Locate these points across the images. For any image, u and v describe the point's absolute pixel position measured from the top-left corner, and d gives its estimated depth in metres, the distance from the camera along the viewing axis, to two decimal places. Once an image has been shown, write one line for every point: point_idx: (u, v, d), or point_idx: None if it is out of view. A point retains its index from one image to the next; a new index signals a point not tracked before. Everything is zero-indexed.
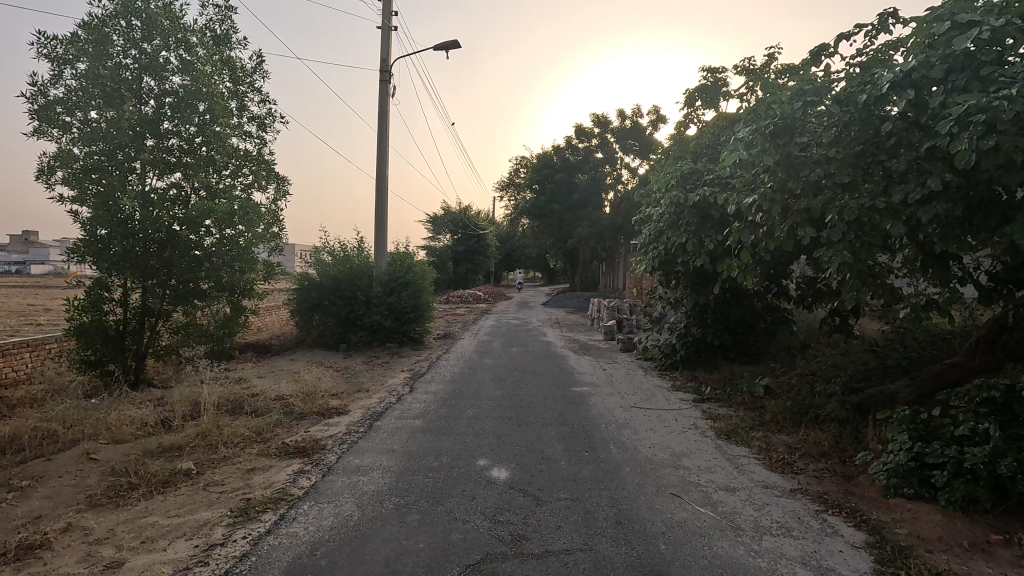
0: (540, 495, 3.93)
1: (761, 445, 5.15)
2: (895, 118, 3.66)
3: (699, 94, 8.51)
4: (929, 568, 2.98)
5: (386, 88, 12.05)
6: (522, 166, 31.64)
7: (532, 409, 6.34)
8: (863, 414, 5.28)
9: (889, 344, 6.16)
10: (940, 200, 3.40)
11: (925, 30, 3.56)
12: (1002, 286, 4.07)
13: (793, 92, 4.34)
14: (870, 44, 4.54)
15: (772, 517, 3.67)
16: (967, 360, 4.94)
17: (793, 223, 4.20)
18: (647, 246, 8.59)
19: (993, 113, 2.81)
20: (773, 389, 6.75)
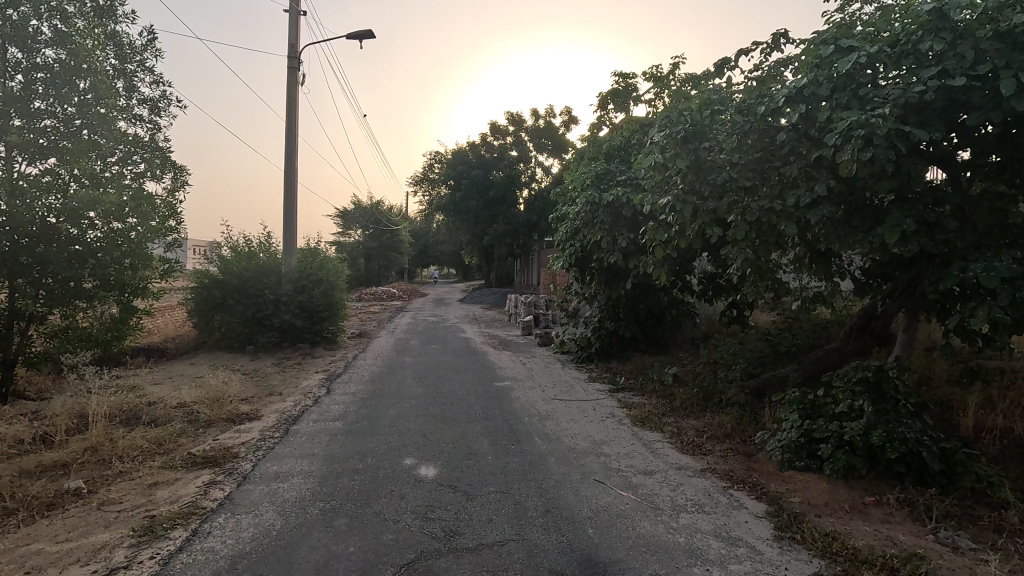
0: (469, 491, 3.95)
1: (672, 429, 5.51)
2: (788, 128, 4.03)
3: (611, 97, 8.90)
4: (819, 531, 3.36)
5: (294, 76, 11.44)
6: (436, 162, 31.35)
7: (455, 406, 6.33)
8: (759, 397, 5.80)
9: (779, 332, 6.80)
10: (825, 203, 3.81)
11: (813, 50, 3.92)
12: (872, 279, 4.63)
13: (699, 101, 4.66)
14: (765, 60, 4.96)
15: (686, 495, 3.96)
16: (844, 345, 5.57)
17: (701, 223, 4.53)
18: (564, 243, 8.86)
19: (870, 128, 3.16)
20: (681, 377, 7.23)
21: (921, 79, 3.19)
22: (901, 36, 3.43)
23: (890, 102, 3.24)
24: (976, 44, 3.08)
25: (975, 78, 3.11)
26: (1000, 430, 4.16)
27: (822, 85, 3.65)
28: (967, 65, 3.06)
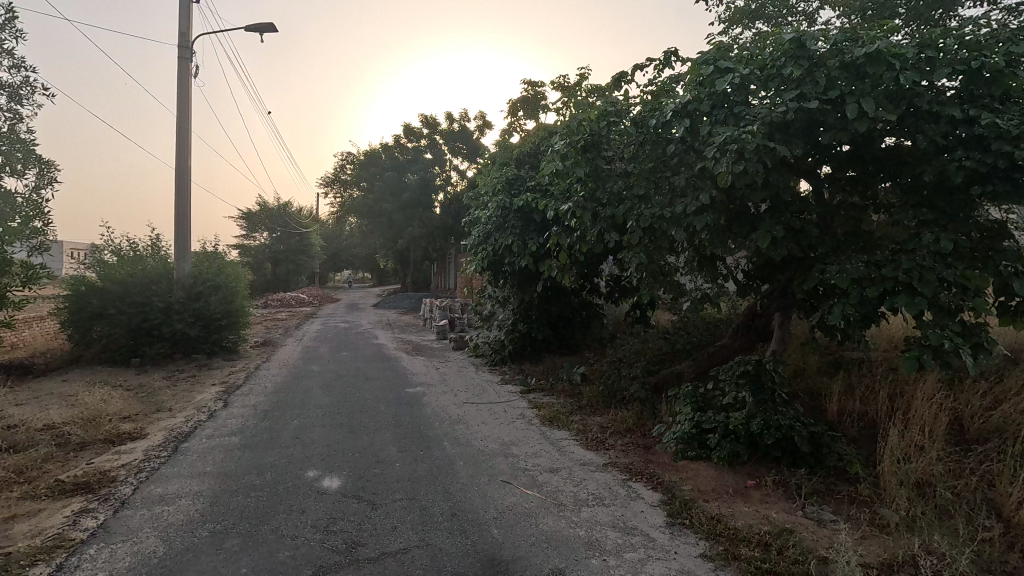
0: (374, 500, 3.87)
1: (578, 427, 5.71)
2: (676, 140, 4.32)
3: (521, 104, 9.08)
4: (706, 515, 3.63)
5: (186, 66, 10.65)
6: (348, 163, 30.39)
7: (364, 414, 6.17)
8: (658, 392, 6.16)
9: (676, 331, 7.25)
10: (708, 212, 4.13)
11: (696, 69, 4.22)
12: (753, 281, 5.06)
13: (598, 112, 4.89)
14: (658, 76, 5.28)
15: (588, 490, 4.12)
16: (732, 342, 6.04)
17: (601, 228, 4.74)
18: (476, 247, 8.92)
19: (741, 144, 3.46)
20: (589, 377, 7.50)
21: (784, 100, 3.54)
22: (768, 61, 3.80)
23: (759, 120, 3.58)
24: (827, 72, 3.48)
25: (827, 102, 3.50)
26: (858, 413, 4.69)
27: (703, 102, 3.95)
28: (820, 90, 3.44)
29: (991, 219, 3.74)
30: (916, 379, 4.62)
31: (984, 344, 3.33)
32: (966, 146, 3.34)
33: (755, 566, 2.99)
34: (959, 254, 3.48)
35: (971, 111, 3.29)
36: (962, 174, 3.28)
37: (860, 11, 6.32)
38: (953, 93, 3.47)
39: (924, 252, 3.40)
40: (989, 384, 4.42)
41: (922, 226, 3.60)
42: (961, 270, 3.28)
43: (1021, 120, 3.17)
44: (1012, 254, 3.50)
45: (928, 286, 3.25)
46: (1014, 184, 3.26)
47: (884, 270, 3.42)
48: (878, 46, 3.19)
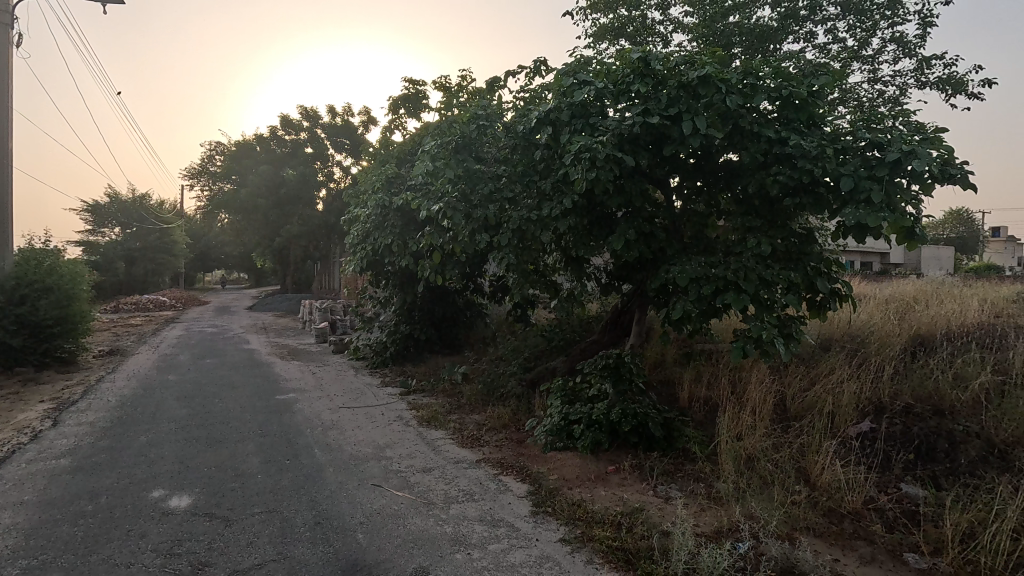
0: (229, 516, 3.62)
1: (455, 426, 5.77)
2: (542, 146, 4.52)
3: (402, 102, 8.96)
4: (567, 501, 3.84)
5: (6, 34, 9.18)
6: (217, 154, 27.94)
7: (226, 425, 5.74)
8: (533, 387, 6.40)
9: (552, 328, 7.58)
10: (571, 215, 4.36)
11: (559, 80, 4.44)
12: (615, 280, 5.44)
13: (470, 115, 4.98)
14: (529, 83, 5.48)
15: (459, 486, 4.19)
16: (600, 338, 6.43)
17: (473, 229, 4.83)
18: (355, 246, 8.65)
19: (593, 153, 3.71)
20: (469, 376, 7.58)
21: (631, 115, 3.85)
22: (621, 77, 4.11)
23: (610, 132, 3.86)
24: (668, 91, 3.83)
25: (669, 118, 3.87)
26: (704, 399, 5.21)
27: (564, 112, 4.16)
28: (662, 106, 3.79)
29: (802, 226, 4.35)
30: (751, 367, 5.24)
31: (795, 334, 3.86)
32: (780, 162, 3.85)
33: (606, 545, 3.22)
34: (777, 256, 4.01)
35: (782, 133, 3.80)
36: (776, 187, 3.78)
37: (705, 38, 7.05)
38: (771, 116, 3.99)
39: (749, 255, 3.87)
40: (806, 368, 5.12)
41: (748, 232, 4.09)
42: (775, 271, 3.78)
43: (819, 143, 3.71)
44: (817, 256, 4.10)
45: (751, 284, 3.71)
46: (816, 197, 3.82)
47: (716, 271, 3.85)
48: (707, 71, 3.59)
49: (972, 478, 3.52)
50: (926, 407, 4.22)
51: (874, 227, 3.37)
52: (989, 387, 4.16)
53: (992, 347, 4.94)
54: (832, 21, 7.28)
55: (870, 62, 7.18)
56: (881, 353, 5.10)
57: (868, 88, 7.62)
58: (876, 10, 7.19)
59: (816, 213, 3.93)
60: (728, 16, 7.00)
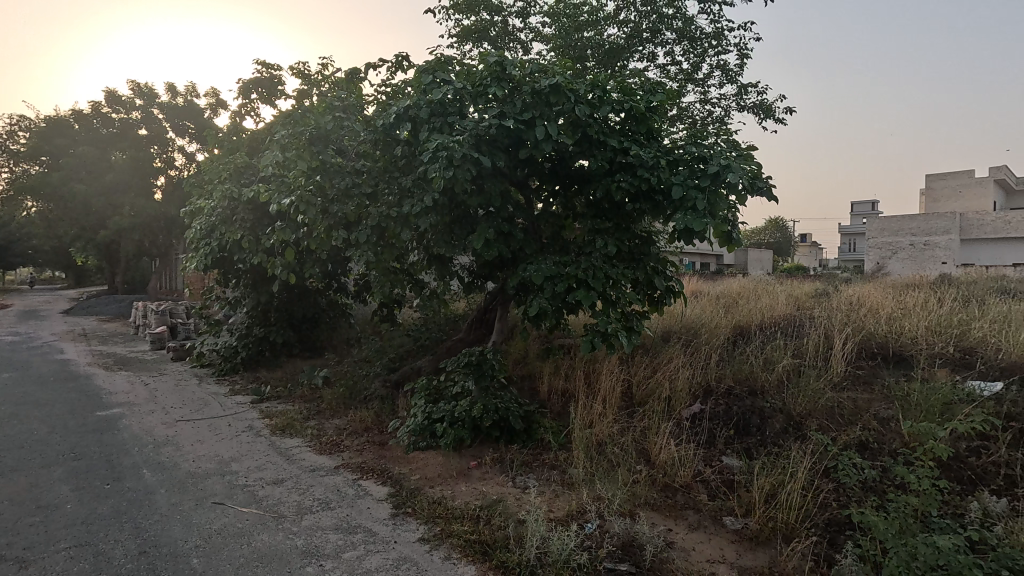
0: (25, 556, 3.07)
1: (313, 432, 5.47)
2: (402, 143, 4.44)
3: (254, 86, 8.24)
4: (428, 500, 3.82)
5: None
6: (20, 129, 23.46)
7: (27, 450, 4.86)
8: (398, 388, 6.29)
9: (419, 327, 7.50)
10: (431, 213, 4.33)
11: (418, 78, 4.39)
12: (478, 278, 5.50)
13: (325, 106, 4.74)
14: (391, 77, 5.36)
15: (313, 496, 3.97)
16: (466, 336, 6.50)
17: (330, 225, 4.61)
18: (198, 242, 7.79)
19: (450, 152, 3.72)
20: (331, 379, 7.23)
21: (487, 117, 3.93)
22: (478, 80, 4.18)
23: (468, 132, 3.90)
24: (522, 96, 3.98)
25: (524, 122, 4.01)
26: (561, 391, 5.51)
27: (423, 109, 4.12)
28: (517, 111, 3.92)
29: (644, 229, 4.76)
30: (603, 359, 5.63)
31: (636, 328, 4.20)
32: (623, 170, 4.18)
33: (464, 539, 3.26)
34: (622, 256, 4.35)
35: (625, 143, 4.12)
36: (619, 192, 4.09)
37: (561, 50, 7.46)
38: (615, 127, 4.32)
39: (597, 255, 4.15)
40: (650, 359, 5.63)
41: (597, 233, 4.39)
42: (619, 270, 4.09)
43: (655, 154, 4.09)
44: (655, 256, 4.51)
45: (599, 282, 3.96)
46: (653, 202, 4.20)
47: (568, 269, 4.06)
48: (558, 81, 3.77)
49: (775, 446, 4.05)
50: (743, 388, 4.84)
51: (698, 231, 3.78)
52: (789, 369, 4.90)
53: (792, 335, 5.83)
54: (669, 45, 8.09)
55: (700, 85, 8.10)
56: (710, 343, 5.78)
57: (699, 108, 8.59)
58: (704, 39, 8.13)
59: (654, 217, 4.32)
60: (582, 31, 7.47)
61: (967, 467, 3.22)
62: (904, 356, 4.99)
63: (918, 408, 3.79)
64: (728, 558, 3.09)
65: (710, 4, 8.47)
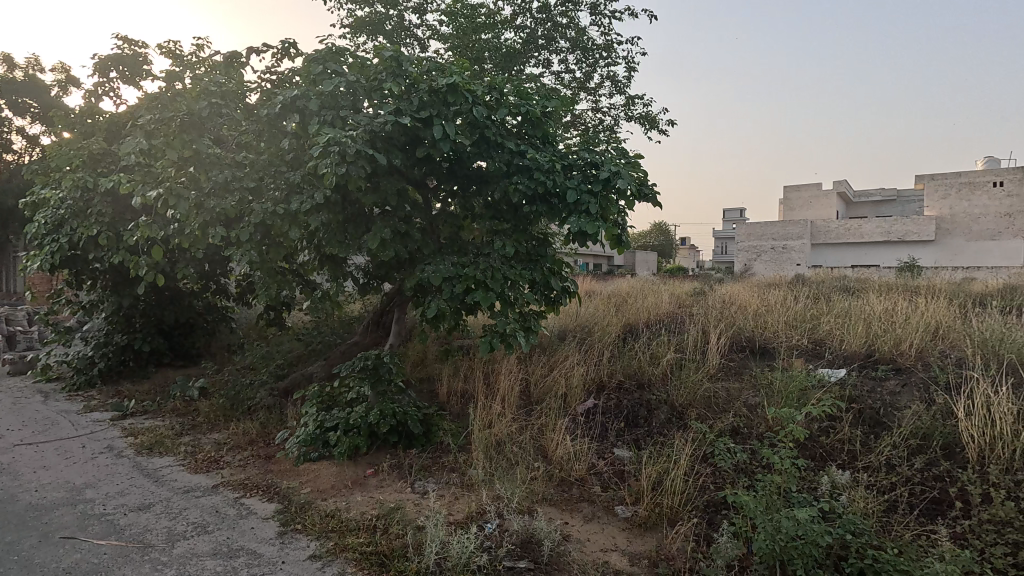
0: None
1: (187, 449, 4.97)
2: (290, 136, 4.16)
3: (114, 64, 7.32)
4: (320, 514, 3.62)
5: None
6: None
7: None
8: (286, 397, 5.90)
9: (310, 331, 7.09)
10: (322, 210, 4.10)
11: (307, 67, 4.13)
12: (373, 279, 5.29)
13: (200, 91, 4.31)
14: (276, 65, 5.00)
15: (187, 519, 3.60)
16: (361, 339, 6.25)
17: (206, 222, 4.20)
18: (41, 238, 6.76)
19: (343, 147, 3.54)
20: (209, 390, 6.61)
21: (382, 113, 3.80)
22: (373, 74, 4.02)
23: (361, 127, 3.74)
24: (419, 94, 3.89)
25: (421, 120, 3.93)
26: (461, 392, 5.47)
27: (312, 101, 3.88)
28: (414, 108, 3.82)
29: (540, 231, 4.87)
30: (502, 359, 5.69)
31: (534, 328, 4.28)
32: (520, 172, 4.24)
33: (359, 552, 3.12)
34: (519, 257, 4.41)
35: (521, 146, 4.18)
36: (517, 194, 4.14)
37: (458, 49, 7.43)
38: (512, 130, 4.37)
39: (495, 256, 4.17)
40: (547, 357, 5.78)
41: (495, 234, 4.41)
42: (517, 271, 4.15)
43: (551, 158, 4.19)
44: (551, 258, 4.63)
45: (497, 282, 3.98)
46: (549, 205, 4.30)
47: (467, 270, 4.03)
48: (456, 80, 3.74)
49: (660, 435, 4.32)
50: (632, 383, 5.12)
51: (591, 233, 3.92)
52: (672, 362, 5.28)
53: (675, 331, 6.27)
54: (563, 53, 8.37)
55: (592, 94, 8.47)
56: (602, 341, 6.05)
57: (591, 116, 8.98)
58: (596, 51, 8.52)
59: (550, 219, 4.43)
60: (479, 32, 7.49)
61: (817, 446, 3.66)
62: (768, 348, 5.56)
63: (779, 395, 4.23)
64: (620, 545, 3.24)
65: (600, 17, 8.89)
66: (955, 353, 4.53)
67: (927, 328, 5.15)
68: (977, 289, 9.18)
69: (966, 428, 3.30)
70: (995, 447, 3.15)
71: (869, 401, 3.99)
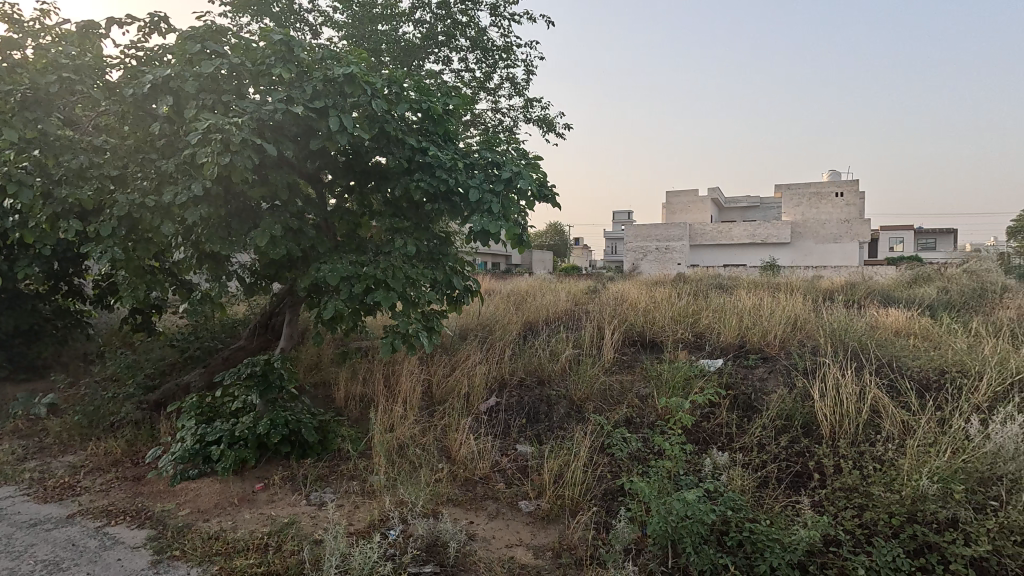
0: None
1: (33, 477, 4.30)
2: (161, 120, 3.74)
3: None
4: (202, 537, 3.30)
5: None
6: None
7: None
8: (159, 410, 5.32)
9: (186, 336, 6.44)
10: (202, 204, 3.72)
11: (182, 45, 3.73)
12: (260, 279, 4.87)
13: (45, 63, 3.73)
14: (143, 40, 4.46)
15: (35, 558, 3.12)
16: (247, 343, 5.78)
17: (56, 213, 3.66)
18: None
19: (226, 135, 3.24)
20: (60, 406, 5.78)
21: (272, 100, 3.53)
22: (260, 58, 3.73)
23: (248, 115, 3.45)
24: (313, 82, 3.68)
25: (315, 111, 3.72)
26: (359, 396, 5.27)
27: (189, 83, 3.51)
28: (307, 97, 3.60)
29: (442, 230, 4.82)
30: (402, 360, 5.55)
31: (436, 327, 4.22)
32: (421, 170, 4.16)
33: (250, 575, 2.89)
34: (420, 256, 4.33)
35: (423, 143, 4.10)
36: (418, 192, 4.04)
37: (354, 39, 7.16)
38: (412, 126, 4.27)
39: (396, 254, 4.05)
40: (448, 357, 5.74)
41: (395, 232, 4.28)
42: (419, 270, 4.07)
43: (453, 156, 4.14)
44: (453, 257, 4.60)
45: (398, 281, 3.86)
46: (451, 203, 4.26)
47: (366, 269, 3.87)
48: (354, 70, 3.58)
49: (560, 429, 4.46)
50: (532, 379, 5.24)
51: (494, 232, 3.94)
52: (570, 358, 5.47)
53: (572, 328, 6.51)
54: (463, 52, 8.36)
55: (492, 95, 8.55)
56: (503, 339, 6.13)
57: (491, 115, 9.06)
58: (495, 51, 8.61)
59: (452, 218, 4.39)
60: (376, 23, 7.27)
61: (701, 431, 3.98)
62: (656, 342, 5.96)
63: (667, 385, 4.55)
64: (524, 539, 3.30)
65: (500, 19, 8.99)
66: (810, 342, 5.14)
67: (788, 320, 5.79)
68: (825, 286, 10.49)
69: (821, 408, 3.76)
70: (843, 423, 3.62)
71: (743, 387, 4.41)
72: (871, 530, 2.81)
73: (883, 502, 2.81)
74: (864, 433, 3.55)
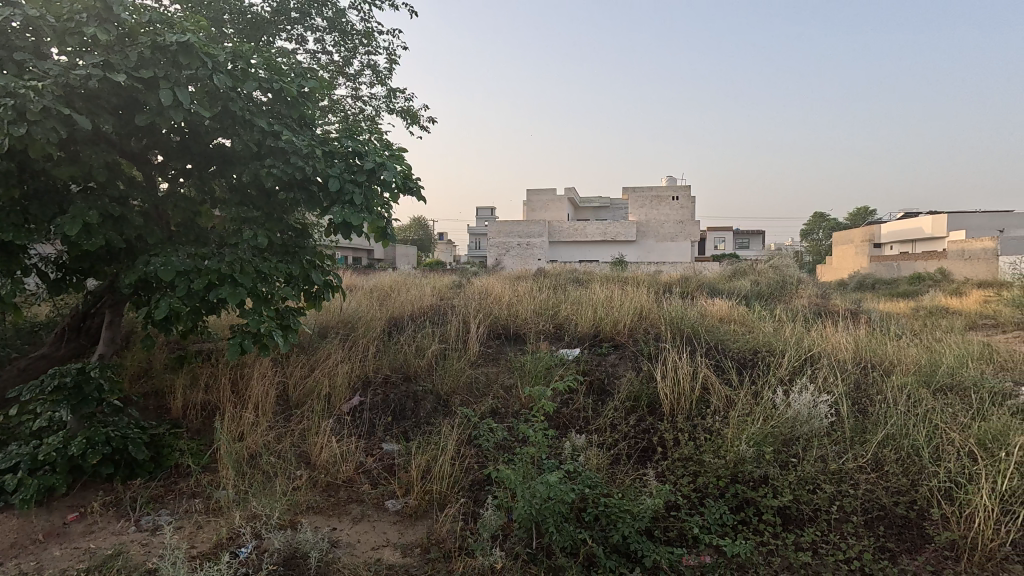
0: None
1: None
2: None
3: None
4: None
5: None
6: None
7: None
8: None
9: None
10: None
11: None
12: (69, 275, 4.08)
13: None
14: None
15: None
16: (52, 351, 4.87)
17: None
18: None
19: (20, 101, 2.70)
20: None
21: (83, 64, 3.01)
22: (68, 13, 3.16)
23: (50, 79, 2.91)
24: (139, 48, 3.20)
25: (140, 81, 3.24)
26: (201, 404, 4.73)
27: None
28: (131, 65, 3.13)
29: (297, 221, 4.51)
30: (253, 363, 5.09)
31: (292, 326, 3.93)
32: (273, 155, 3.83)
33: None
34: (273, 249, 3.99)
35: (274, 126, 3.77)
36: (269, 179, 3.71)
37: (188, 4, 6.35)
38: (262, 106, 3.91)
39: (245, 247, 3.69)
40: (306, 357, 5.38)
41: (243, 222, 3.90)
42: (271, 264, 3.75)
43: (310, 143, 3.87)
44: (310, 251, 4.31)
45: (247, 276, 3.52)
46: (307, 192, 3.98)
47: (208, 263, 3.48)
48: (190, 39, 3.18)
49: (427, 424, 4.42)
50: (397, 376, 5.13)
51: (356, 225, 3.77)
52: (436, 353, 5.45)
53: (437, 323, 6.49)
54: (319, 32, 7.86)
55: (351, 81, 8.15)
56: (366, 336, 5.91)
57: (350, 102, 8.63)
58: (354, 36, 8.22)
59: (309, 209, 4.10)
60: None
61: (561, 417, 4.21)
62: (519, 334, 6.17)
63: (530, 374, 4.74)
64: (391, 540, 3.22)
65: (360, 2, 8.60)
66: (653, 330, 5.69)
67: (634, 310, 6.35)
68: (665, 279, 11.67)
69: (662, 389, 4.19)
70: (680, 401, 4.07)
71: (598, 373, 4.75)
72: (703, 492, 3.20)
73: (711, 468, 3.24)
74: (697, 409, 4.03)
